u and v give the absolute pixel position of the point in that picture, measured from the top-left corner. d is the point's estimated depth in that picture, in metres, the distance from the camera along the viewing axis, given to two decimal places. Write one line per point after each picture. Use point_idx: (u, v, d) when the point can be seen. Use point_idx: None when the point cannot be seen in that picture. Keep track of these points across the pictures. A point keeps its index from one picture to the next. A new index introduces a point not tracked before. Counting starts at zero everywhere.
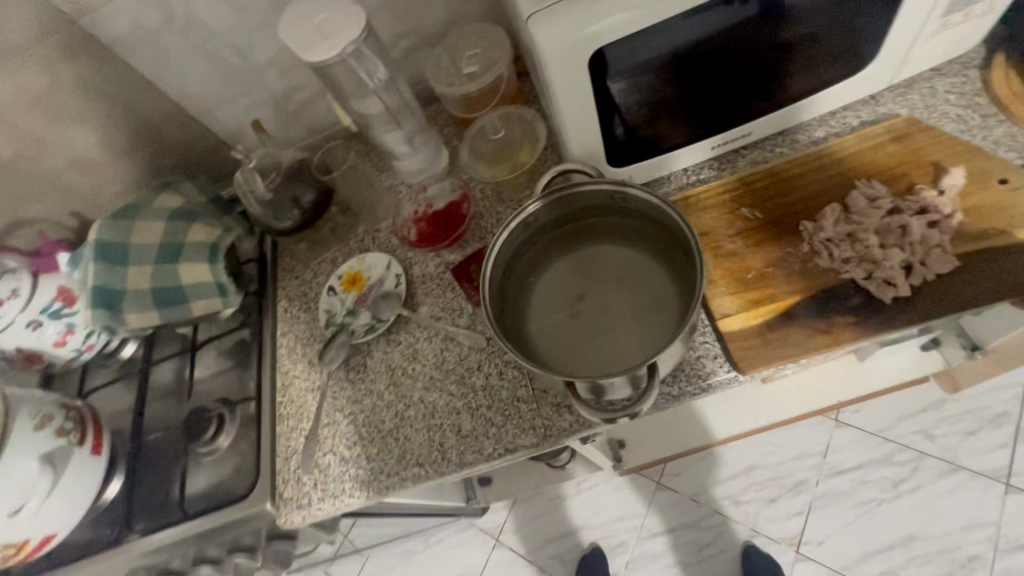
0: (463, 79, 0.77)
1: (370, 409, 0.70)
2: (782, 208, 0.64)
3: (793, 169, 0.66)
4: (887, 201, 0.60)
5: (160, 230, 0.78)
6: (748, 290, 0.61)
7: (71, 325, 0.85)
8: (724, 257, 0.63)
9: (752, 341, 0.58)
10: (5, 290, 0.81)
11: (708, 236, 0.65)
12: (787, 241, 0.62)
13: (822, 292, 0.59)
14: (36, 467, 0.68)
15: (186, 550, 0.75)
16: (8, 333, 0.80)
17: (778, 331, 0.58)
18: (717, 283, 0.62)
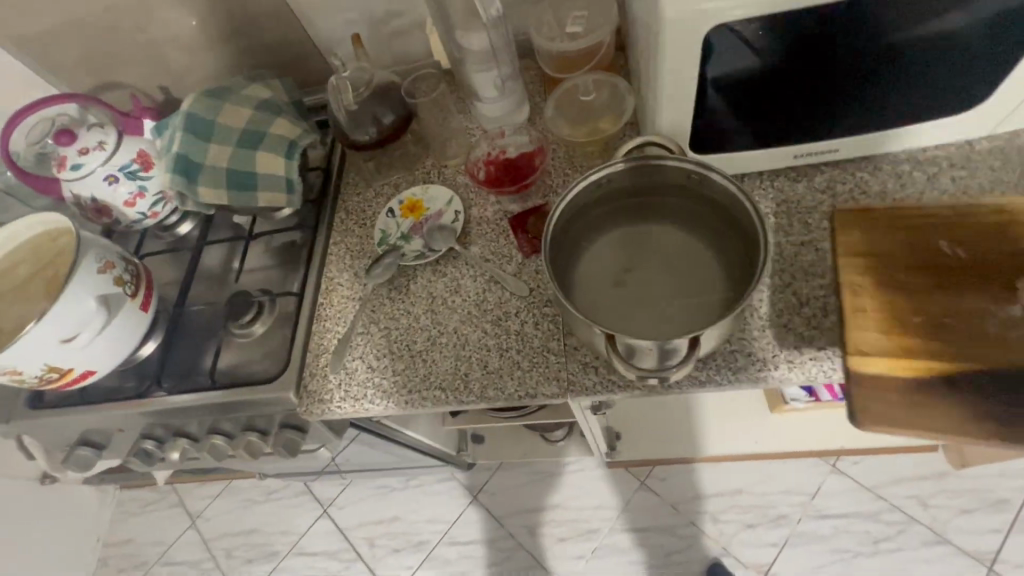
0: (563, 38, 0.77)
1: (404, 328, 0.73)
2: (982, 257, 0.58)
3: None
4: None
5: (246, 116, 0.80)
6: (908, 337, 0.56)
7: (143, 189, 0.89)
8: (896, 290, 0.58)
9: (893, 400, 0.54)
10: (92, 140, 0.86)
11: (885, 261, 0.60)
12: (982, 295, 0.56)
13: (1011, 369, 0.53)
14: (91, 305, 0.73)
15: (206, 415, 0.80)
16: (87, 181, 0.85)
17: (939, 396, 0.53)
18: (875, 318, 0.57)
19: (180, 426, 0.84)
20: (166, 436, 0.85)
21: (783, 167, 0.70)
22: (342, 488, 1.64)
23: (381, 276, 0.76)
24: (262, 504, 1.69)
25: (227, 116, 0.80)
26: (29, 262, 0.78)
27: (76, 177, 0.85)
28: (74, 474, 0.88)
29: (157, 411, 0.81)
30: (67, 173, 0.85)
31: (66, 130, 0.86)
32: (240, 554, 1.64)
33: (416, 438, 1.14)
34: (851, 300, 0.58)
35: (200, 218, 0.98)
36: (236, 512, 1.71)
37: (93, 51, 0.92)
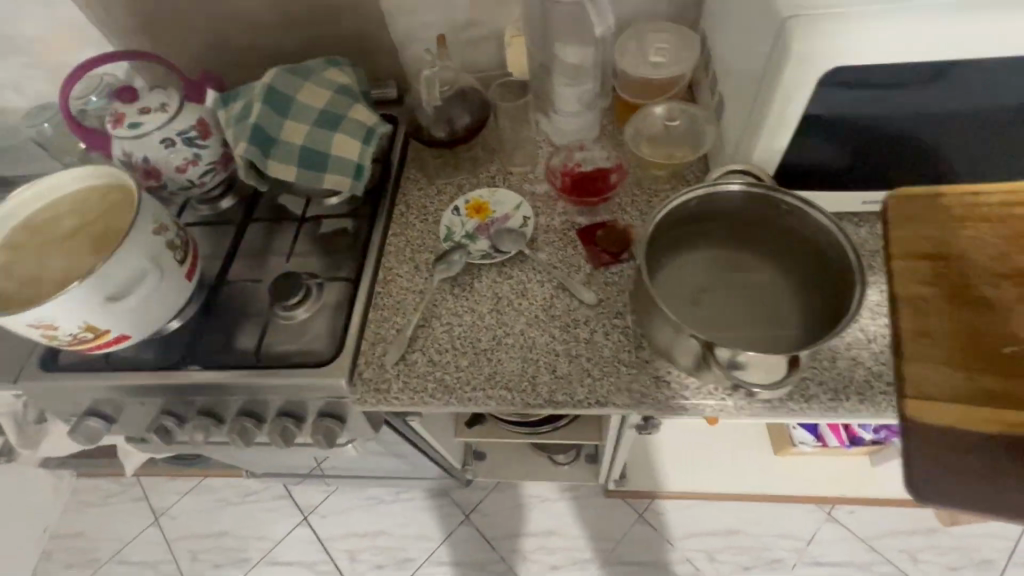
0: (645, 65, 0.80)
1: (467, 325, 0.72)
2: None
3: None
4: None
5: (326, 97, 0.79)
6: (969, 359, 0.58)
7: (198, 157, 0.87)
8: (970, 311, 0.60)
9: (950, 453, 0.54)
10: (154, 101, 0.84)
11: (958, 279, 0.62)
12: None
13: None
14: (142, 266, 0.70)
15: (240, 394, 0.77)
16: (142, 140, 0.82)
17: (1015, 454, 0.53)
18: (933, 349, 0.59)
19: (205, 404, 0.79)
20: (188, 414, 0.80)
21: (848, 212, 0.73)
22: (326, 495, 1.57)
23: (449, 269, 0.75)
24: (236, 505, 1.60)
25: (307, 94, 0.79)
26: (74, 214, 0.74)
27: (131, 136, 0.82)
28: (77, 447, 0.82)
29: (187, 385, 0.77)
30: (123, 130, 0.82)
31: (131, 90, 0.84)
32: (206, 558, 1.53)
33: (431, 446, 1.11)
34: (910, 322, 0.60)
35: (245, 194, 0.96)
36: (205, 512, 1.60)
37: (161, 13, 0.90)
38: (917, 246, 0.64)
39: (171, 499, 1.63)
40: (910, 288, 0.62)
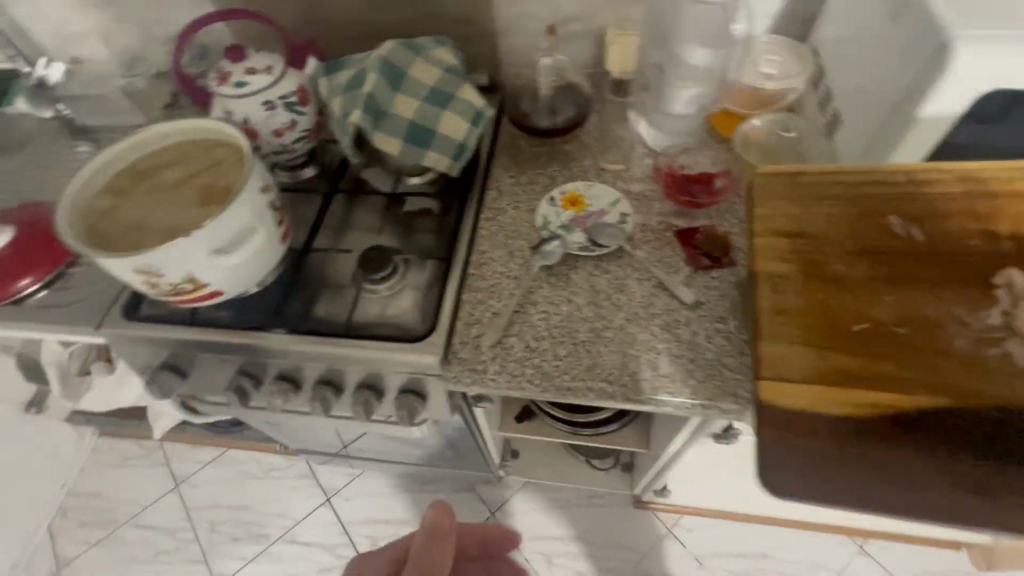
0: (755, 74, 0.81)
1: (565, 315, 0.71)
2: (900, 247, 0.63)
3: (956, 222, 0.63)
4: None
5: (437, 76, 0.79)
6: (827, 341, 0.59)
7: (294, 123, 0.86)
8: (813, 283, 0.62)
9: (857, 456, 0.53)
10: (260, 63, 0.84)
11: (808, 252, 0.64)
12: (965, 304, 0.59)
13: (925, 372, 0.56)
14: (247, 224, 0.69)
15: (324, 363, 0.76)
16: (245, 100, 0.82)
17: (858, 436, 0.54)
18: (796, 329, 0.60)
19: (282, 367, 0.79)
20: (265, 375, 0.80)
21: None
22: (351, 478, 1.55)
23: (547, 257, 0.75)
24: (258, 480, 1.58)
25: (419, 70, 0.78)
26: (179, 166, 0.74)
27: (236, 94, 0.82)
28: (155, 399, 0.83)
29: (265, 348, 0.76)
30: (228, 88, 0.82)
31: (240, 49, 0.84)
32: (224, 530, 1.51)
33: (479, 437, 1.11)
34: (769, 293, 0.62)
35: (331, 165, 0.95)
36: (227, 484, 1.58)
37: None
38: (773, 219, 0.66)
39: (193, 468, 1.61)
40: (771, 264, 0.63)
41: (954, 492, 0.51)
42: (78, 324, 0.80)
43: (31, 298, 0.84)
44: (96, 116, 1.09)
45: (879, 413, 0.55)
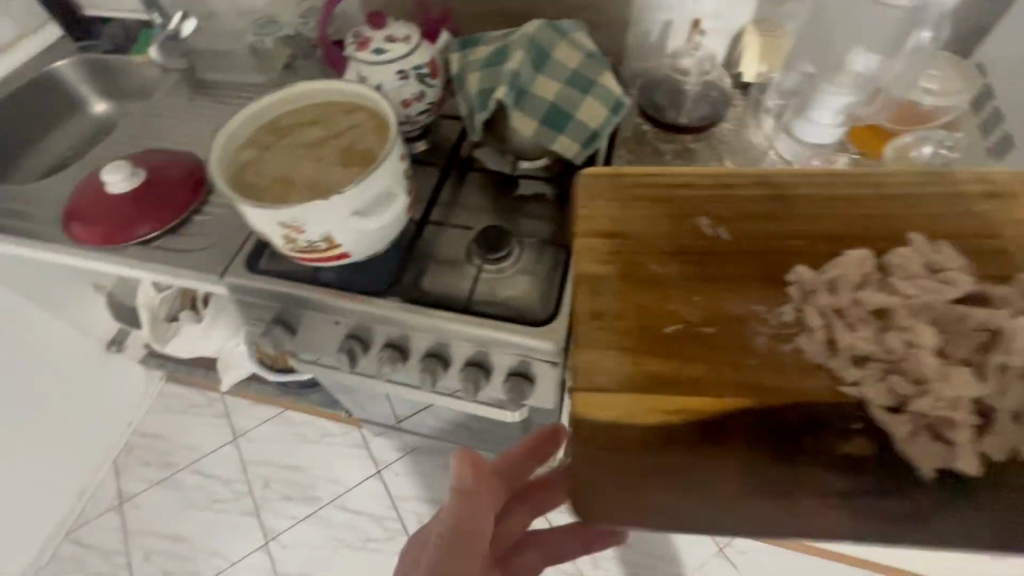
0: (915, 89, 0.76)
1: None
2: (714, 245, 0.60)
3: (761, 211, 0.62)
4: (969, 281, 0.52)
5: (580, 62, 0.77)
6: (633, 336, 0.56)
7: (422, 95, 0.86)
8: (641, 293, 0.59)
9: (679, 472, 0.51)
10: (398, 32, 0.84)
11: (625, 249, 0.61)
12: (754, 298, 0.57)
13: (736, 381, 0.53)
14: (386, 190, 0.69)
15: (437, 334, 0.76)
16: (380, 68, 0.82)
17: (658, 451, 0.52)
18: (614, 326, 0.57)
19: (396, 336, 0.80)
20: (377, 341, 0.82)
21: None
22: (402, 454, 1.57)
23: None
24: (313, 444, 1.60)
25: (563, 54, 0.77)
26: (320, 127, 0.75)
27: (373, 61, 0.82)
28: (267, 351, 0.86)
29: (388, 317, 0.76)
30: (366, 54, 0.82)
31: (381, 17, 0.84)
32: (277, 488, 1.55)
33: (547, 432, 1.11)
34: (587, 300, 0.59)
35: (446, 140, 0.95)
36: (282, 444, 1.61)
37: None
38: (596, 223, 0.63)
39: (251, 423, 1.65)
40: (588, 264, 0.60)
41: (745, 496, 0.50)
42: (203, 272, 0.82)
43: (154, 242, 0.86)
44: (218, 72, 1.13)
45: (693, 421, 0.53)
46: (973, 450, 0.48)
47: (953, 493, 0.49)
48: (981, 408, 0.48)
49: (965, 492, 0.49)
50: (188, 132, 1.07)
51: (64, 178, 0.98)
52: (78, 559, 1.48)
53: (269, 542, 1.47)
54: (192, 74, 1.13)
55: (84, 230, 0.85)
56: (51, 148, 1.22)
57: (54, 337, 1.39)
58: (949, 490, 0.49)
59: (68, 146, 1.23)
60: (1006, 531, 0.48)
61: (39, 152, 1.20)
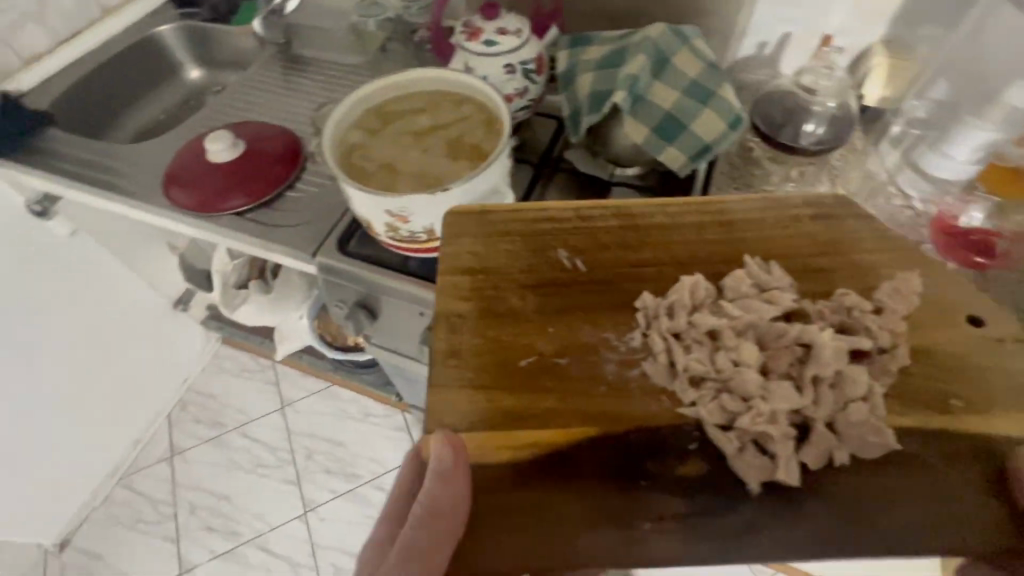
0: None
1: None
2: (570, 277, 0.65)
3: (614, 247, 0.67)
4: (790, 300, 0.59)
5: (701, 71, 0.74)
6: (488, 371, 0.60)
7: (524, 91, 0.84)
8: (496, 325, 0.63)
9: (528, 512, 0.55)
10: (509, 24, 0.82)
11: (489, 286, 0.65)
12: (604, 328, 0.62)
13: (580, 403, 0.58)
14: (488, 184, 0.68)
15: None
16: (488, 60, 0.81)
17: (515, 475, 0.56)
18: (470, 365, 0.61)
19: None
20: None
21: None
22: None
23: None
24: (357, 422, 1.63)
25: (683, 61, 0.73)
26: (429, 114, 0.74)
27: (481, 52, 0.81)
28: (349, 332, 0.88)
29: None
30: (476, 45, 0.81)
31: (494, 7, 0.82)
32: (320, 460, 1.58)
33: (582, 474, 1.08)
34: (449, 341, 0.62)
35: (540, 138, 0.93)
36: (328, 418, 1.64)
37: None
38: (461, 260, 0.66)
39: (300, 394, 1.68)
40: (450, 304, 0.64)
41: (602, 524, 0.54)
42: (293, 249, 0.83)
43: (247, 213, 0.87)
44: (315, 48, 1.14)
45: (537, 453, 0.57)
46: (795, 462, 0.53)
47: (777, 501, 0.54)
48: (797, 419, 0.54)
49: (789, 506, 0.54)
50: (282, 104, 1.08)
51: (163, 141, 1.00)
52: (129, 504, 1.54)
53: (307, 512, 1.50)
54: (289, 49, 1.15)
55: (182, 195, 0.87)
56: (146, 110, 1.25)
57: (124, 290, 1.44)
58: (775, 502, 0.54)
59: (162, 109, 1.27)
60: (832, 538, 0.53)
61: (135, 113, 1.24)
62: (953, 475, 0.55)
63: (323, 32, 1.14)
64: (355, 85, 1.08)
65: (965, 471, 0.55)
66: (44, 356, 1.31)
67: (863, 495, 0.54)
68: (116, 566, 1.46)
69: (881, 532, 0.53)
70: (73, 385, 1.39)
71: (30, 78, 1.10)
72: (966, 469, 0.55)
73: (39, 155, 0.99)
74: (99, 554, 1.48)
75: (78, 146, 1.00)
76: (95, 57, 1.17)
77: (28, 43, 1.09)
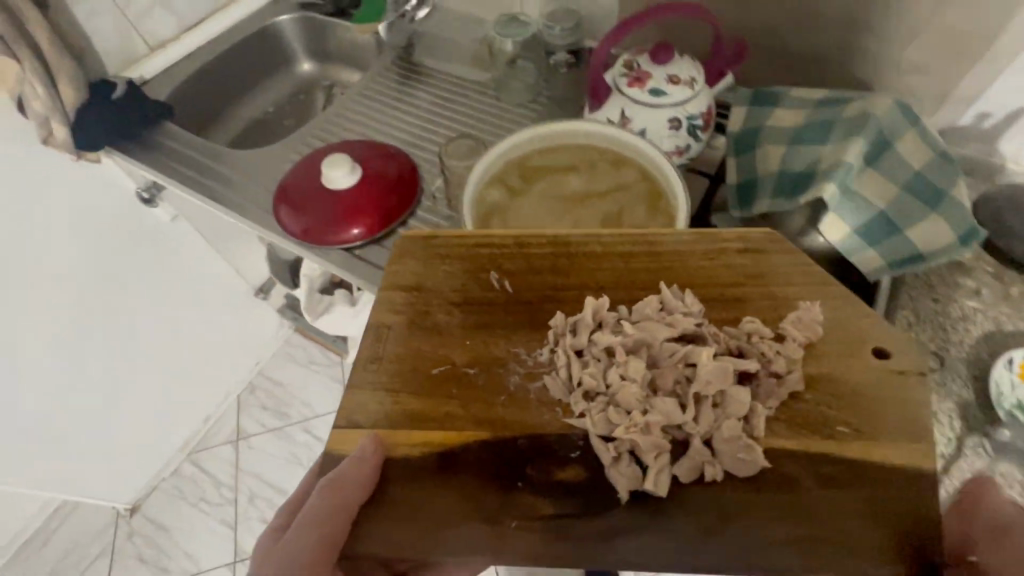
0: None
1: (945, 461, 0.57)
2: (498, 298, 0.61)
3: (544, 267, 0.61)
4: (692, 324, 0.56)
5: (929, 161, 0.59)
6: (399, 376, 0.58)
7: (685, 148, 0.72)
8: (417, 334, 0.60)
9: (409, 504, 0.52)
10: (681, 70, 0.69)
11: (421, 304, 0.62)
12: (518, 342, 0.58)
13: (474, 407, 0.56)
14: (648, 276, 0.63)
15: None
16: (651, 111, 0.69)
17: (405, 472, 0.54)
18: (384, 372, 0.58)
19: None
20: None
21: None
22: None
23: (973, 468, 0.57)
24: None
25: (910, 146, 0.59)
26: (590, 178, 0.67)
27: (648, 103, 0.69)
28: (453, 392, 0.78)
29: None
30: (640, 92, 0.69)
31: (669, 50, 0.69)
32: None
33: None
34: (371, 346, 0.59)
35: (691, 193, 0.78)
36: None
37: None
38: (399, 280, 0.63)
39: None
40: (381, 315, 0.61)
41: (485, 527, 0.51)
42: None
43: (356, 249, 0.81)
44: (436, 56, 1.05)
45: (427, 452, 0.54)
46: (667, 476, 0.51)
47: (639, 510, 0.51)
48: (677, 435, 0.52)
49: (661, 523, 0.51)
50: (395, 117, 1.00)
51: (276, 151, 0.97)
52: (195, 481, 1.58)
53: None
54: (408, 55, 1.07)
55: (292, 219, 0.82)
56: (255, 100, 1.21)
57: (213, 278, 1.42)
58: (637, 514, 0.51)
59: (271, 102, 1.22)
60: (681, 549, 0.50)
61: (246, 104, 1.19)
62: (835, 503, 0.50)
63: (446, 39, 1.06)
64: (476, 104, 0.99)
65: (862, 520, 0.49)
66: (136, 335, 1.33)
67: (728, 512, 0.51)
68: (175, 539, 1.51)
69: (735, 545, 0.50)
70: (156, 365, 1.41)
71: (152, 65, 1.08)
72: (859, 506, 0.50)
73: (152, 150, 0.96)
74: (164, 526, 1.53)
75: (190, 145, 0.97)
76: (215, 44, 1.13)
77: (153, 29, 1.07)
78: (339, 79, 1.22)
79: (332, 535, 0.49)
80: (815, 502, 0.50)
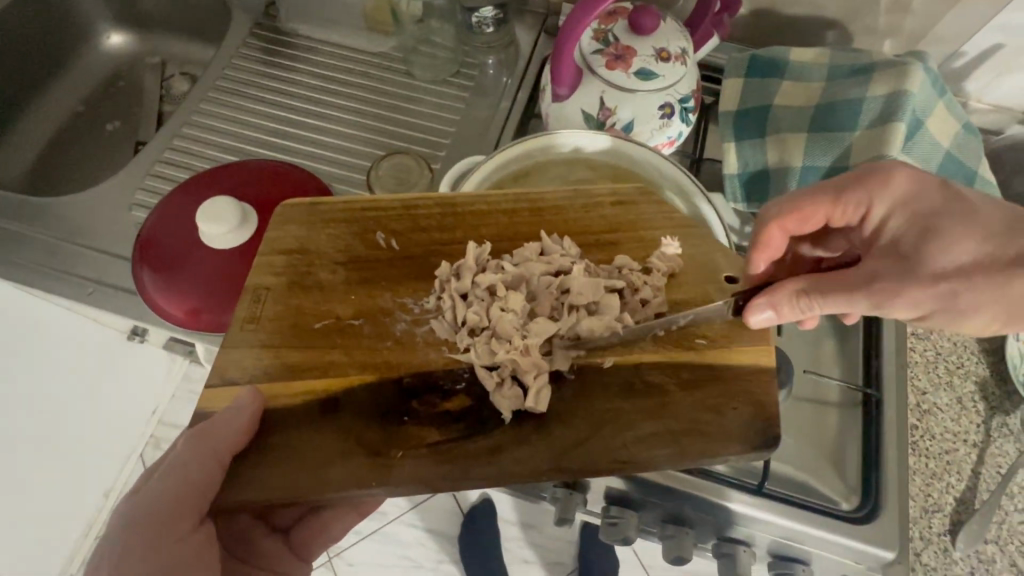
0: None
1: (939, 432, 0.59)
2: (382, 257, 0.54)
3: (431, 228, 0.55)
4: (570, 261, 0.53)
5: (954, 133, 0.55)
6: (288, 338, 0.51)
7: (677, 138, 0.59)
8: (299, 293, 0.53)
9: (282, 462, 0.47)
10: (669, 43, 0.54)
11: (302, 264, 0.54)
12: (405, 291, 0.53)
13: (364, 352, 0.51)
14: None
15: (677, 507, 0.56)
16: (636, 99, 0.54)
17: (269, 456, 0.47)
18: (269, 330, 0.52)
19: (673, 511, 0.57)
20: (649, 508, 0.58)
21: None
22: None
23: (1008, 451, 0.58)
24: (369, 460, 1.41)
25: (937, 122, 0.55)
26: (590, 231, 0.55)
27: (630, 88, 0.54)
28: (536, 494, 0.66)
29: (660, 485, 0.54)
30: (618, 74, 0.54)
31: (654, 17, 0.54)
32: None
33: (658, 565, 0.96)
34: (248, 308, 0.52)
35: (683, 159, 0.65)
36: None
37: None
38: (280, 241, 0.54)
39: None
40: (259, 276, 0.53)
41: (354, 472, 0.48)
42: None
43: None
44: (310, 19, 0.78)
45: (305, 404, 0.49)
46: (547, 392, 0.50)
47: (519, 429, 0.50)
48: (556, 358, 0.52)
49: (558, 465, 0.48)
50: (268, 113, 0.74)
51: (112, 191, 0.69)
52: None
53: (330, 558, 0.98)
54: (272, 19, 0.79)
55: (166, 291, 0.58)
56: (54, 97, 0.86)
57: (69, 325, 0.78)
58: (518, 430, 0.50)
59: (78, 99, 0.87)
60: (561, 452, 0.49)
61: (38, 105, 0.84)
62: (682, 403, 0.50)
63: None
64: (376, 80, 0.76)
65: (733, 421, 0.50)
66: None
67: (591, 423, 0.50)
68: None
69: (604, 453, 0.49)
70: (14, 471, 0.86)
71: None
72: (722, 411, 0.50)
73: None
74: None
75: None
76: None
77: None
78: (173, 54, 0.90)
79: (207, 483, 0.45)
80: (679, 404, 0.50)
